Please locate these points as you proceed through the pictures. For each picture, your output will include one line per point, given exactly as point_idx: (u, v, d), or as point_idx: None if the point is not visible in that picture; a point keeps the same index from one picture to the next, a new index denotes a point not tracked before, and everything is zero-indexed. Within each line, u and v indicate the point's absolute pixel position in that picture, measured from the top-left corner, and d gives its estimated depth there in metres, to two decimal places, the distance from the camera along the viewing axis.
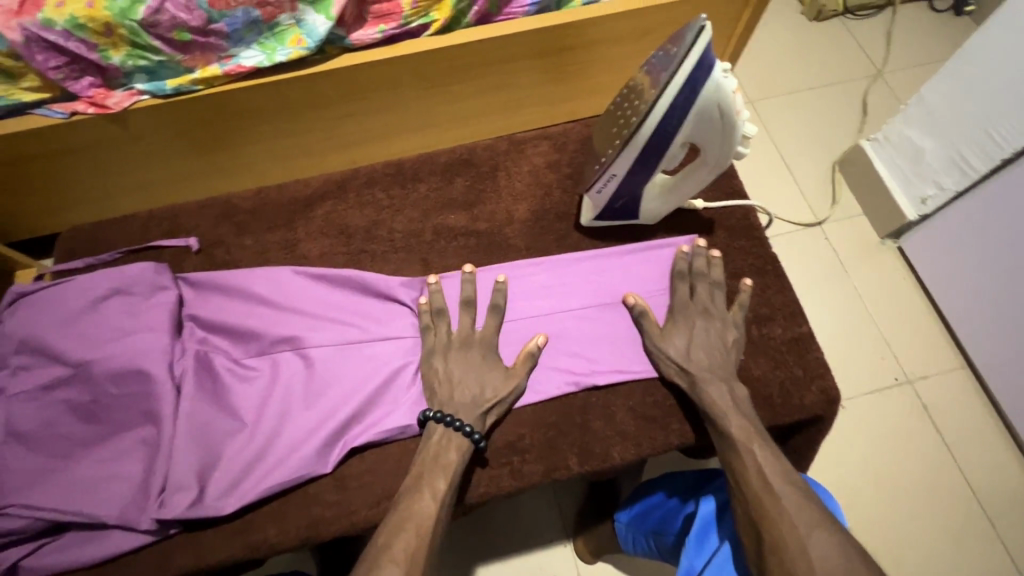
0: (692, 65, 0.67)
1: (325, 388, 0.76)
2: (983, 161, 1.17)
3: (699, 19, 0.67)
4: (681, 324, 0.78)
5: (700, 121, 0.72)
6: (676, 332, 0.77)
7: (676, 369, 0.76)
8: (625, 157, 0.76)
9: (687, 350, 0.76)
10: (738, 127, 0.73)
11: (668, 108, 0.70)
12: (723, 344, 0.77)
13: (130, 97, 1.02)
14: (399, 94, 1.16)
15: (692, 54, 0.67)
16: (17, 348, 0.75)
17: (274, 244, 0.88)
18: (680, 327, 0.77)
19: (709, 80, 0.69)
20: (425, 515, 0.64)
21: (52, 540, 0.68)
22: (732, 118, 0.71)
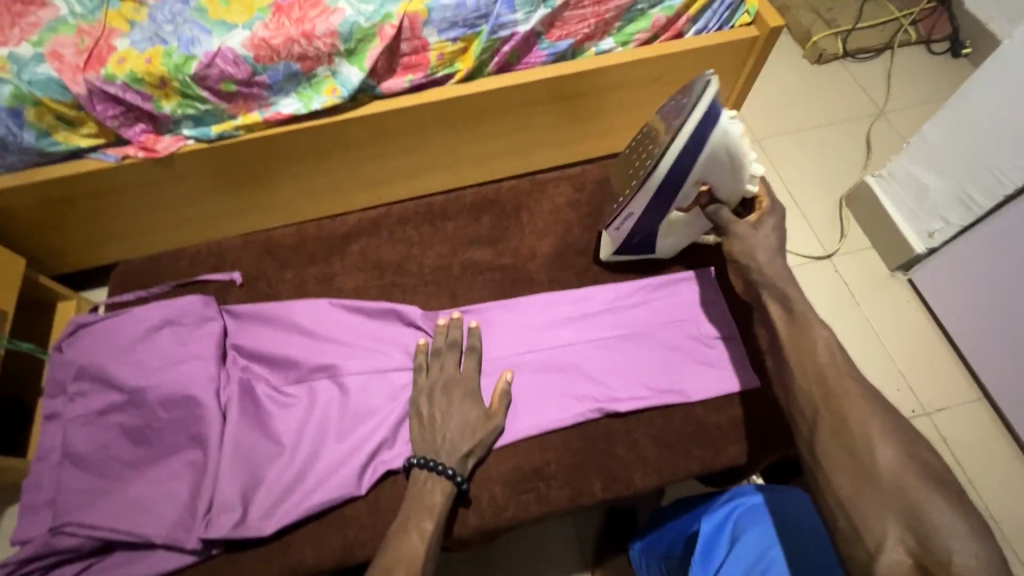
0: (701, 113, 0.73)
1: (359, 414, 0.80)
2: (985, 196, 1.21)
3: (707, 74, 0.74)
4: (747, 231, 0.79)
5: (709, 164, 0.76)
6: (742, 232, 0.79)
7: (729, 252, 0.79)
8: (639, 200, 0.82)
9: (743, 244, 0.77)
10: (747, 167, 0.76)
11: (680, 152, 0.75)
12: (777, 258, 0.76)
13: (177, 141, 1.11)
14: (426, 137, 1.24)
15: (700, 104, 0.73)
16: (77, 375, 0.80)
17: (312, 278, 0.94)
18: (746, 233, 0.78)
19: (716, 127, 0.74)
20: (415, 556, 0.66)
21: (102, 559, 0.72)
22: (739, 159, 0.75)
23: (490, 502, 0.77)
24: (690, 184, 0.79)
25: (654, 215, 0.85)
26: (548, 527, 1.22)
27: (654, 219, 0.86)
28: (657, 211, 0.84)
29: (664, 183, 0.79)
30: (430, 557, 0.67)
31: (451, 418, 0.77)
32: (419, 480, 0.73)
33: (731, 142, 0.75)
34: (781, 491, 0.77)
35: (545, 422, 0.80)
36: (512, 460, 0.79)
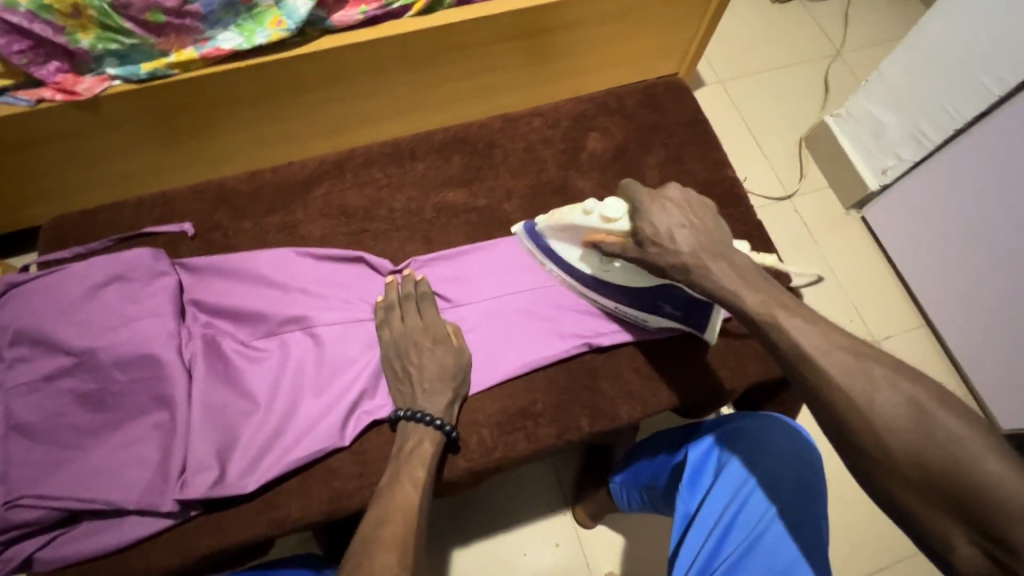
0: (534, 242, 0.85)
1: (337, 366, 0.77)
2: (938, 133, 1.26)
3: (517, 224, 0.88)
4: (667, 210, 0.69)
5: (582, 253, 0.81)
6: (664, 213, 0.69)
7: (662, 246, 0.68)
8: (600, 302, 0.83)
9: (670, 227, 0.68)
10: (591, 220, 0.75)
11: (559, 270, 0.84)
12: (701, 230, 0.68)
13: (101, 82, 0.98)
14: (382, 77, 1.15)
15: (530, 242, 0.86)
16: (14, 340, 0.72)
17: (273, 226, 0.87)
18: (668, 210, 0.69)
19: (549, 238, 0.83)
20: (409, 504, 0.65)
21: (69, 530, 0.67)
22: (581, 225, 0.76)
23: (479, 443, 0.76)
24: (596, 270, 0.80)
25: (642, 301, 0.80)
26: (528, 468, 1.25)
27: (646, 303, 0.80)
28: (630, 301, 0.80)
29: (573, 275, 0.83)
30: (424, 503, 0.67)
31: (428, 365, 0.75)
32: (409, 433, 0.72)
33: (572, 226, 0.78)
34: (762, 416, 0.77)
35: (529, 361, 0.79)
36: (498, 402, 0.78)
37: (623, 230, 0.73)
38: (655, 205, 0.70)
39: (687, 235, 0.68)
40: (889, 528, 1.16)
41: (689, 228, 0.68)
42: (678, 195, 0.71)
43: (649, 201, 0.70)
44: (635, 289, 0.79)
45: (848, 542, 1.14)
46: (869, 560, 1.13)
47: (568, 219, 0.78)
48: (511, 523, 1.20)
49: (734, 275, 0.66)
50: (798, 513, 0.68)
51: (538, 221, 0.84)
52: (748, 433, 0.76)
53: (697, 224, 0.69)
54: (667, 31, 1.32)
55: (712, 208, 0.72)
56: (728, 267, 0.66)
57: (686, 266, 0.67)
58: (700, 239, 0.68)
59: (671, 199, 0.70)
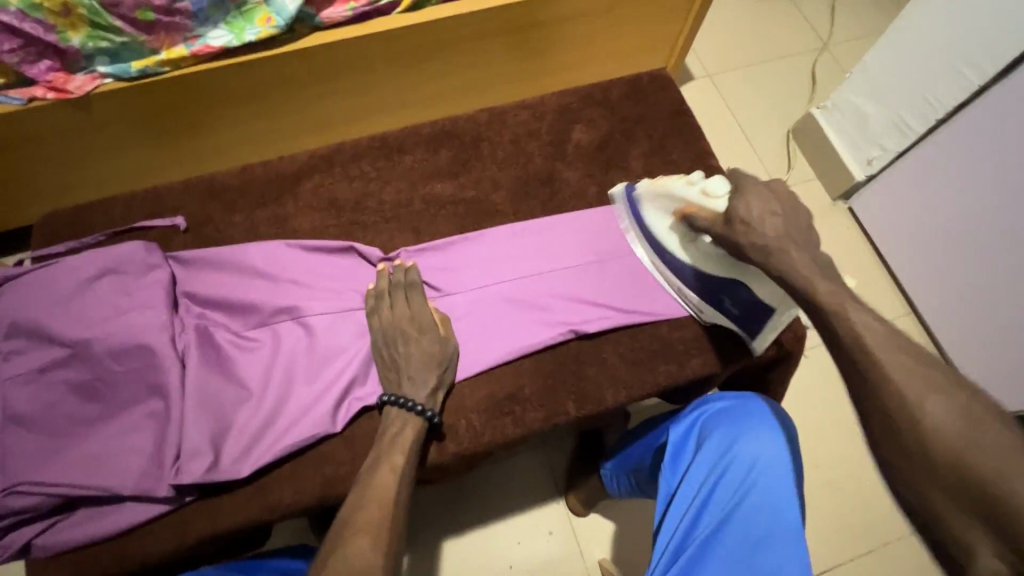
0: (630, 209, 0.89)
1: (328, 355, 0.78)
2: (921, 122, 1.28)
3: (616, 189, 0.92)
4: (767, 200, 0.72)
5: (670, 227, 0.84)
6: (762, 202, 0.72)
7: (750, 232, 0.71)
8: (671, 275, 0.86)
9: (759, 213, 0.71)
10: (693, 193, 0.78)
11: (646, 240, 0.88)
12: (795, 222, 0.71)
13: (92, 81, 0.99)
14: (372, 73, 1.16)
15: (625, 210, 0.90)
16: (9, 332, 0.74)
17: (263, 219, 0.88)
18: (765, 201, 0.72)
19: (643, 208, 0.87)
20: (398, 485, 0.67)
21: (65, 517, 0.69)
22: (682, 195, 0.80)
23: (468, 428, 0.78)
24: (679, 245, 0.84)
25: (710, 286, 0.82)
26: (521, 458, 1.27)
27: (712, 290, 0.83)
28: (699, 282, 0.83)
29: (653, 243, 0.87)
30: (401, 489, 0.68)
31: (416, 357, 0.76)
32: (392, 418, 0.73)
33: (673, 196, 0.81)
34: (738, 398, 0.79)
35: (517, 348, 0.81)
36: (486, 388, 0.80)
37: (712, 211, 0.76)
38: (752, 192, 0.73)
39: (774, 224, 0.70)
40: (871, 513, 1.18)
41: (777, 216, 0.71)
42: (784, 189, 0.74)
43: (749, 189, 0.73)
44: (707, 276, 0.82)
45: (832, 525, 1.17)
46: (851, 543, 1.16)
47: (668, 185, 0.82)
48: (504, 512, 1.22)
49: (810, 269, 0.67)
50: (771, 488, 0.70)
51: (639, 186, 0.87)
52: (728, 413, 0.78)
53: (789, 216, 0.71)
54: (653, 26, 1.33)
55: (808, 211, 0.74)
56: (801, 262, 0.67)
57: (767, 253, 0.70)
58: (785, 228, 0.70)
59: (777, 191, 0.73)
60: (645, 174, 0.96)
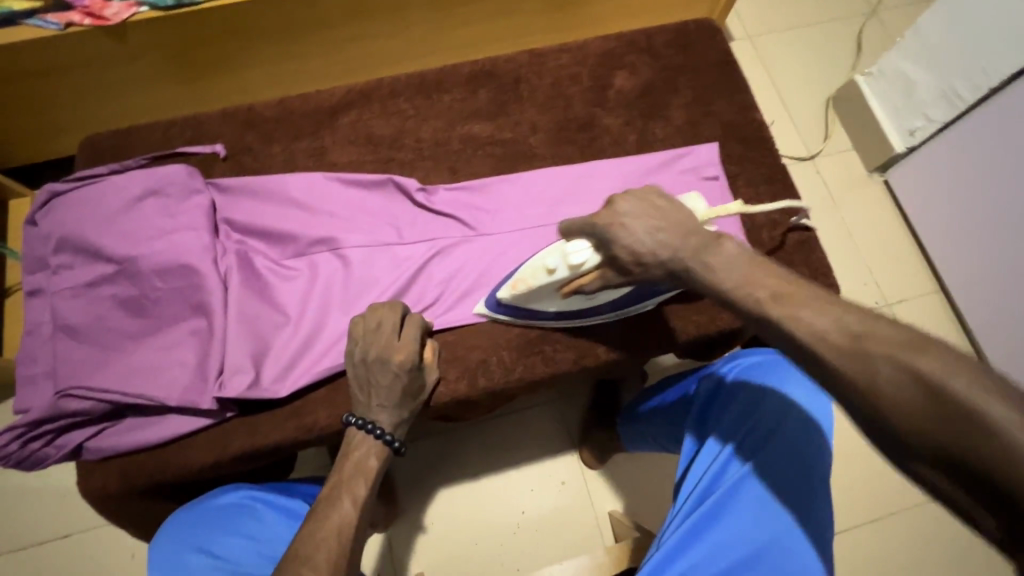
0: (512, 309, 0.78)
1: (364, 286, 0.79)
2: (972, 92, 1.22)
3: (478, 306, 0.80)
4: (628, 215, 0.59)
5: (566, 300, 0.75)
6: (628, 223, 0.58)
7: (649, 263, 0.58)
8: (592, 316, 0.79)
9: (636, 239, 0.58)
10: (564, 273, 0.67)
11: (556, 319, 0.79)
12: (667, 220, 0.58)
13: (128, 8, 0.98)
14: (407, 16, 1.14)
15: (506, 313, 0.79)
16: (58, 247, 0.76)
17: (301, 151, 0.88)
18: (629, 218, 0.58)
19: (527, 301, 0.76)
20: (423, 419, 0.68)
21: (115, 423, 0.72)
22: (562, 279, 0.68)
23: (499, 364, 0.79)
24: (581, 302, 0.75)
25: (631, 299, 0.78)
26: (537, 410, 1.29)
27: (638, 296, 0.78)
28: (618, 304, 0.78)
29: (562, 317, 0.79)
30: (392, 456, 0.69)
31: (380, 383, 0.70)
32: (354, 441, 0.68)
33: (546, 287, 0.70)
34: (768, 355, 0.79)
35: None
36: (518, 327, 0.81)
37: (596, 265, 0.64)
38: (615, 225, 0.59)
39: (665, 239, 0.57)
40: (882, 481, 1.19)
41: (660, 229, 0.57)
42: (630, 203, 0.59)
43: (611, 222, 0.59)
44: (618, 297, 0.76)
45: (843, 490, 1.18)
46: (860, 509, 1.17)
47: (533, 284, 0.71)
48: (518, 461, 1.25)
49: (736, 267, 0.54)
50: (798, 442, 0.70)
51: (499, 295, 0.76)
52: (760, 369, 0.77)
53: (665, 220, 0.58)
54: None
55: (662, 190, 0.61)
56: (719, 257, 0.55)
57: (680, 275, 0.57)
58: (675, 236, 0.57)
59: (627, 212, 0.59)
60: (687, 125, 0.94)
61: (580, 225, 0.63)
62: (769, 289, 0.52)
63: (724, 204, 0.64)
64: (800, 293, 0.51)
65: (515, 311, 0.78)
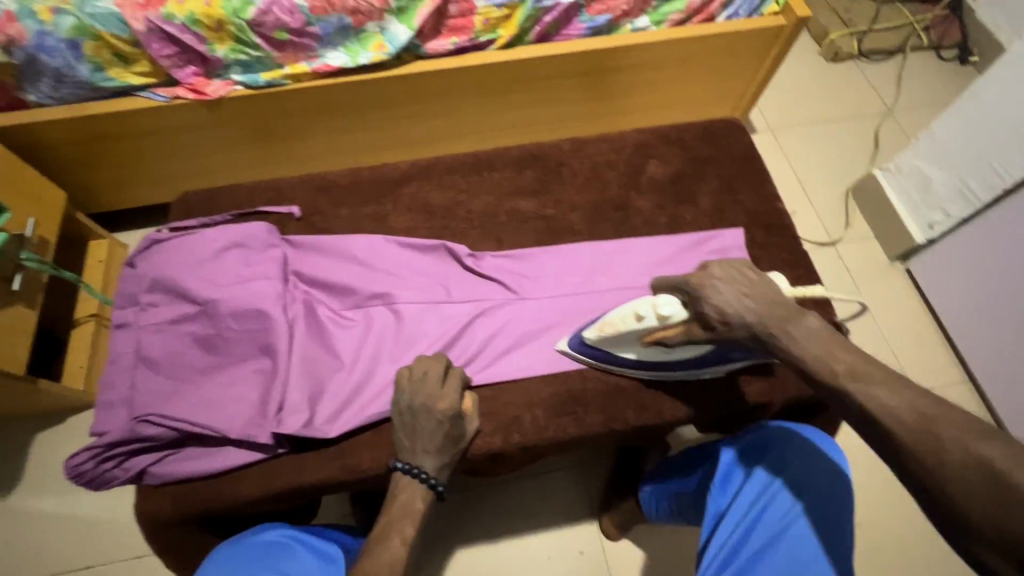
0: (597, 356, 0.85)
1: (413, 339, 0.87)
2: (986, 192, 1.29)
3: (563, 347, 0.88)
4: (713, 278, 0.68)
5: (647, 351, 0.81)
6: (717, 285, 0.67)
7: (727, 321, 0.66)
8: (673, 372, 0.85)
9: (726, 298, 0.66)
10: (648, 319, 0.74)
11: (638, 371, 0.85)
12: (753, 290, 0.66)
13: (226, 86, 1.14)
14: (460, 100, 1.28)
15: (593, 360, 0.86)
16: (151, 288, 0.86)
17: (366, 216, 0.99)
18: (713, 281, 0.68)
19: (613, 348, 0.82)
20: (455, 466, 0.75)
21: (177, 451, 0.78)
22: (645, 326, 0.75)
23: (533, 422, 0.84)
24: (661, 356, 0.81)
25: (706, 360, 0.82)
26: (557, 474, 1.30)
27: (709, 361, 0.83)
28: (693, 364, 0.83)
29: (641, 366, 0.84)
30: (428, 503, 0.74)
31: (424, 429, 0.75)
32: (401, 485, 0.74)
33: (635, 333, 0.77)
34: (788, 425, 0.80)
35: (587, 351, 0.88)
36: (552, 387, 0.86)
37: (682, 319, 0.72)
38: (706, 285, 0.68)
39: (751, 304, 0.65)
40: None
41: (748, 295, 0.66)
42: (722, 269, 0.69)
43: (704, 282, 0.69)
44: (699, 358, 0.82)
45: None
46: None
47: (620, 329, 0.77)
48: (536, 525, 1.25)
49: (816, 339, 0.61)
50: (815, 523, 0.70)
51: (583, 339, 0.84)
52: (782, 439, 0.78)
53: (756, 289, 0.66)
54: (723, 81, 1.41)
55: (754, 266, 0.69)
56: (801, 327, 0.62)
57: (759, 336, 0.64)
58: (761, 303, 0.65)
59: (718, 275, 0.68)
60: (714, 210, 1.03)
61: (678, 283, 0.72)
62: (846, 363, 0.58)
63: (805, 287, 0.73)
64: (831, 377, 0.57)
65: (604, 357, 0.85)
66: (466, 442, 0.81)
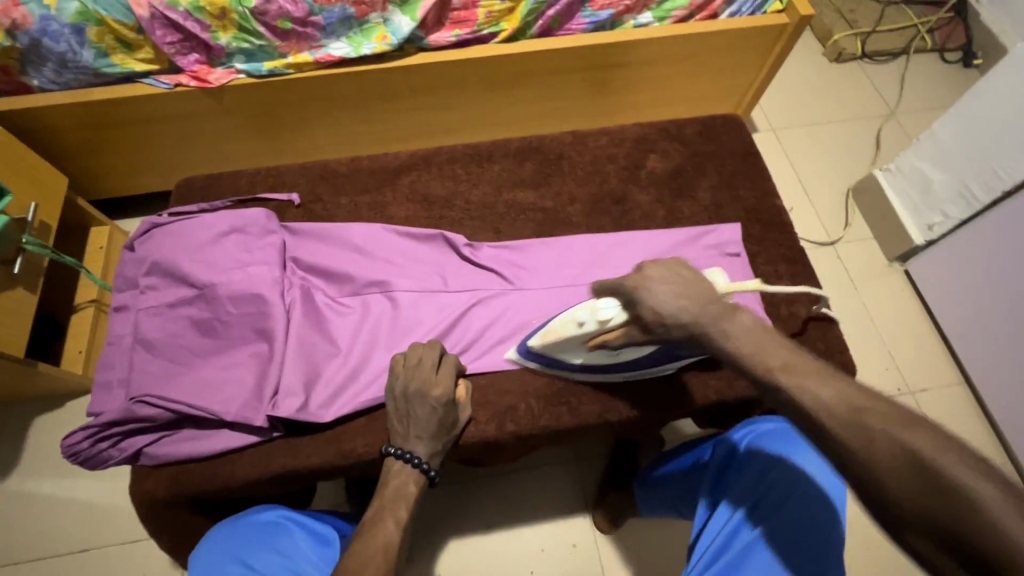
0: (546, 361, 0.85)
1: (409, 326, 0.87)
2: (986, 193, 1.30)
3: (512, 356, 0.87)
4: (649, 277, 0.65)
5: (591, 353, 0.80)
6: (654, 284, 0.64)
7: (664, 323, 0.63)
8: (613, 372, 0.85)
9: (663, 300, 0.63)
10: (593, 323, 0.73)
11: (586, 373, 0.85)
12: (688, 289, 0.63)
13: (229, 74, 1.14)
14: (462, 93, 1.28)
15: (543, 366, 0.86)
16: (151, 271, 0.87)
17: (365, 204, 1.00)
18: (649, 280, 0.65)
19: (562, 355, 0.82)
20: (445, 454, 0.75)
21: (173, 433, 0.79)
22: (588, 330, 0.74)
23: (526, 411, 0.84)
24: (607, 356, 0.81)
25: (655, 357, 0.82)
26: (552, 467, 1.30)
27: (658, 359, 0.83)
28: (642, 362, 0.83)
29: (587, 368, 0.84)
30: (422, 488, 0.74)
31: (418, 415, 0.76)
32: (393, 470, 0.74)
33: (579, 336, 0.76)
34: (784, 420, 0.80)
35: None
36: (547, 377, 0.86)
37: (621, 321, 0.71)
38: (642, 286, 0.65)
39: (685, 306, 0.62)
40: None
41: (682, 296, 0.62)
42: (658, 270, 0.65)
43: (638, 284, 0.66)
44: (642, 357, 0.82)
45: None
46: None
47: (562, 335, 0.77)
48: (529, 517, 1.26)
49: (751, 338, 0.59)
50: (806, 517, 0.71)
51: (530, 345, 0.84)
52: (774, 436, 0.79)
53: (689, 288, 0.63)
54: (724, 79, 1.41)
55: (689, 263, 0.66)
56: (736, 328, 0.60)
57: (694, 338, 0.62)
58: (696, 303, 0.62)
59: (653, 276, 0.65)
60: (712, 206, 1.03)
61: (614, 284, 0.70)
62: (782, 359, 0.56)
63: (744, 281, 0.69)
64: (807, 368, 0.55)
65: (555, 362, 0.84)
66: (459, 430, 0.81)
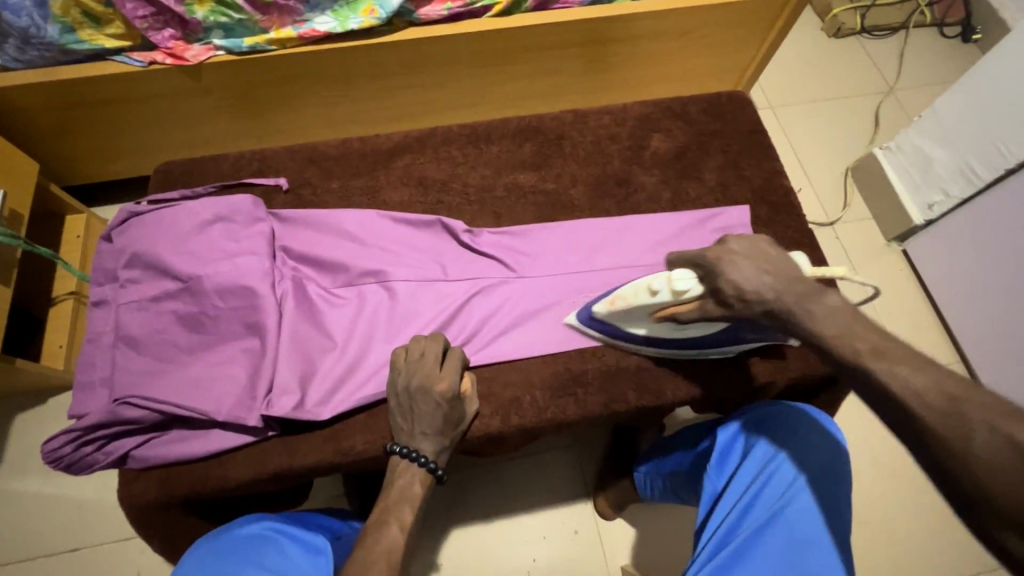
0: (610, 331, 0.83)
1: (408, 318, 0.83)
2: (989, 171, 1.27)
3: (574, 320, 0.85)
4: (736, 254, 0.67)
5: (656, 326, 0.79)
6: (738, 261, 0.66)
7: (740, 298, 0.65)
8: (681, 352, 0.83)
9: (748, 275, 0.65)
10: (667, 295, 0.71)
11: (653, 349, 0.83)
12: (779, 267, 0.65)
13: (207, 51, 1.07)
14: (454, 70, 1.22)
15: (604, 335, 0.84)
16: (131, 263, 0.82)
17: (357, 189, 0.95)
18: (735, 256, 0.66)
19: (625, 322, 0.80)
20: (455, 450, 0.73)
21: (162, 434, 0.75)
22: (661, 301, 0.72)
23: (532, 404, 0.81)
24: (672, 333, 0.80)
25: (724, 338, 0.81)
26: (553, 454, 1.29)
27: (724, 341, 0.82)
28: (714, 342, 0.82)
29: (653, 343, 0.82)
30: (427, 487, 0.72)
31: (421, 410, 0.72)
32: (398, 468, 0.72)
33: (646, 307, 0.74)
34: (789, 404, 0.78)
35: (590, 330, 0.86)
36: (552, 367, 0.84)
37: (698, 295, 0.70)
38: (727, 259, 0.66)
39: (770, 281, 0.64)
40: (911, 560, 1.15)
41: (768, 272, 0.65)
42: (743, 245, 0.68)
43: (723, 257, 0.67)
44: (709, 337, 0.81)
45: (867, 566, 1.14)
46: None
47: (633, 303, 0.75)
48: (531, 504, 1.24)
49: (839, 316, 0.59)
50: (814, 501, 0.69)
51: (593, 311, 0.82)
52: (778, 421, 0.77)
53: (773, 265, 0.65)
54: (726, 54, 1.36)
55: (772, 241, 0.69)
56: (822, 306, 0.60)
57: (780, 314, 0.63)
58: (782, 280, 0.64)
59: (738, 250, 0.67)
60: (719, 186, 1.00)
61: (693, 257, 0.70)
62: (870, 342, 0.56)
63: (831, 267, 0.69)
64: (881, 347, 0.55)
65: (617, 332, 0.83)
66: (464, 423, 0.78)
